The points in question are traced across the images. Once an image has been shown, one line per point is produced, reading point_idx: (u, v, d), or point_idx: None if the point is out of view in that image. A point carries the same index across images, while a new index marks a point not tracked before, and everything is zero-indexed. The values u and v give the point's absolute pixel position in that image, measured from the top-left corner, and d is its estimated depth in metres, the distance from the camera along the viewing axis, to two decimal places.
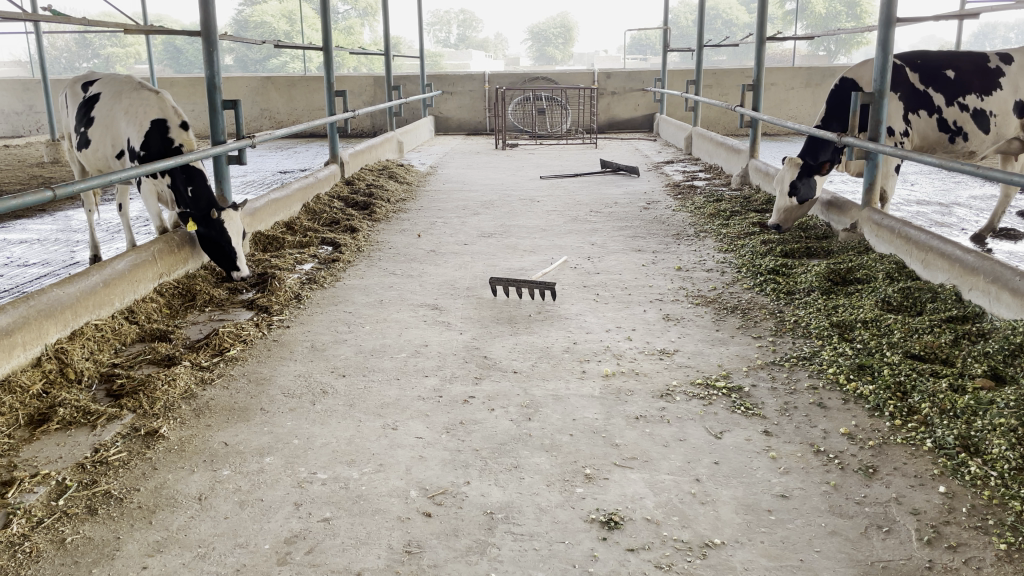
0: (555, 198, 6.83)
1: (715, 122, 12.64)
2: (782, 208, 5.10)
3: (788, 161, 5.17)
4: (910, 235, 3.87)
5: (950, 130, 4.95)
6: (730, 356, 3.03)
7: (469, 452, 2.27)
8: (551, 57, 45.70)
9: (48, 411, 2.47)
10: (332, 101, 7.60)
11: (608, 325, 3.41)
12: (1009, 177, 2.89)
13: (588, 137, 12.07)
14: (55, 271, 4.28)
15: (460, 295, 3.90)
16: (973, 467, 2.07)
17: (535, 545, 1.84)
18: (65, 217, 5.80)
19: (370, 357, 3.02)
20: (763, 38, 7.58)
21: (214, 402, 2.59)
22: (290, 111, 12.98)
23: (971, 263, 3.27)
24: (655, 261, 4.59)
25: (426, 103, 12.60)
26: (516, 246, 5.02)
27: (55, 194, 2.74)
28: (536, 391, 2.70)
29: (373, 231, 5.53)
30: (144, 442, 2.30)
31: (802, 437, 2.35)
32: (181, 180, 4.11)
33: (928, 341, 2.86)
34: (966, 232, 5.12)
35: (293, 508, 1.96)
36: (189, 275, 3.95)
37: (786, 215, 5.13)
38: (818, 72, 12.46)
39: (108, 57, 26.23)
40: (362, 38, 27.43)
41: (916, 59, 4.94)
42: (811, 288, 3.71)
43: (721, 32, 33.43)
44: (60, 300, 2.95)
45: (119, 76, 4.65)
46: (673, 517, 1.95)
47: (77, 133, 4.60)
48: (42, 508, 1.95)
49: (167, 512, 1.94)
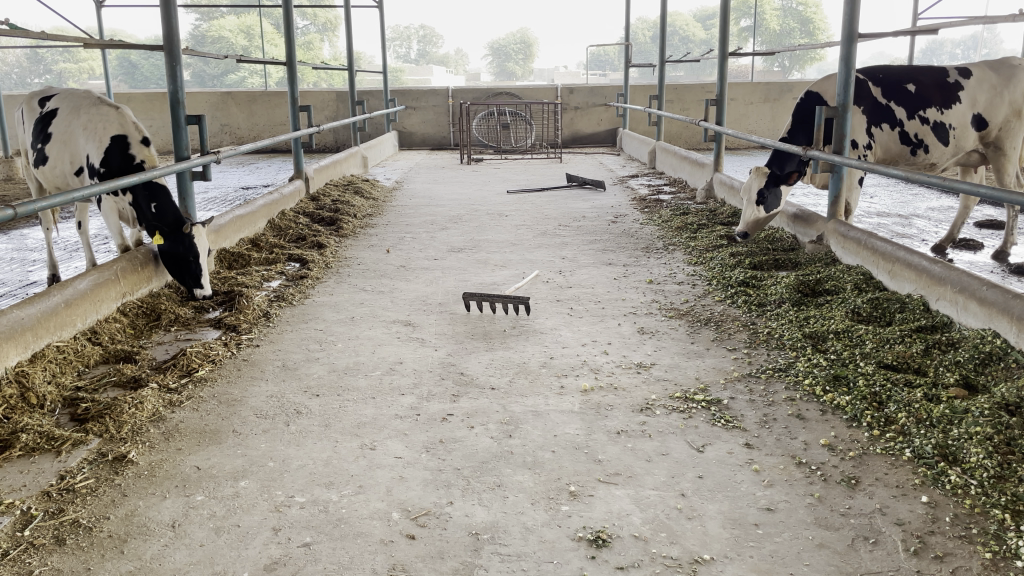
0: (523, 213, 6.83)
1: (676, 137, 12.82)
2: (750, 219, 5.19)
3: (754, 171, 5.24)
4: (875, 247, 3.93)
5: (912, 143, 5.09)
6: (707, 368, 3.04)
7: (450, 471, 2.22)
8: (511, 73, 45.69)
9: (9, 437, 2.35)
10: (297, 115, 7.48)
11: (584, 339, 3.40)
12: (975, 189, 2.92)
13: (552, 151, 12.14)
14: (11, 291, 4.13)
15: (433, 311, 3.85)
16: (952, 477, 2.09)
17: (523, 565, 1.80)
18: (20, 235, 5.61)
19: (344, 375, 2.96)
20: (726, 53, 7.68)
21: (184, 425, 2.50)
22: (251, 127, 12.83)
23: (937, 273, 3.33)
24: (626, 275, 4.60)
25: (389, 118, 12.53)
26: (488, 260, 5.00)
27: (15, 213, 2.65)
28: (515, 407, 2.67)
29: (340, 247, 5.45)
30: (111, 468, 2.21)
31: (783, 449, 2.36)
32: (145, 197, 4.03)
33: (900, 352, 2.90)
34: (927, 243, 5.25)
35: (272, 534, 1.90)
36: (153, 294, 3.84)
37: (753, 224, 5.21)
38: (776, 87, 12.73)
39: (60, 73, 25.76)
40: (321, 54, 27.30)
41: (878, 73, 5.11)
42: (782, 299, 3.75)
43: (679, 48, 34.18)
44: (20, 322, 2.83)
45: (78, 90, 4.52)
46: (660, 533, 1.93)
47: (33, 150, 4.46)
48: (7, 540, 1.85)
49: (139, 541, 1.86)
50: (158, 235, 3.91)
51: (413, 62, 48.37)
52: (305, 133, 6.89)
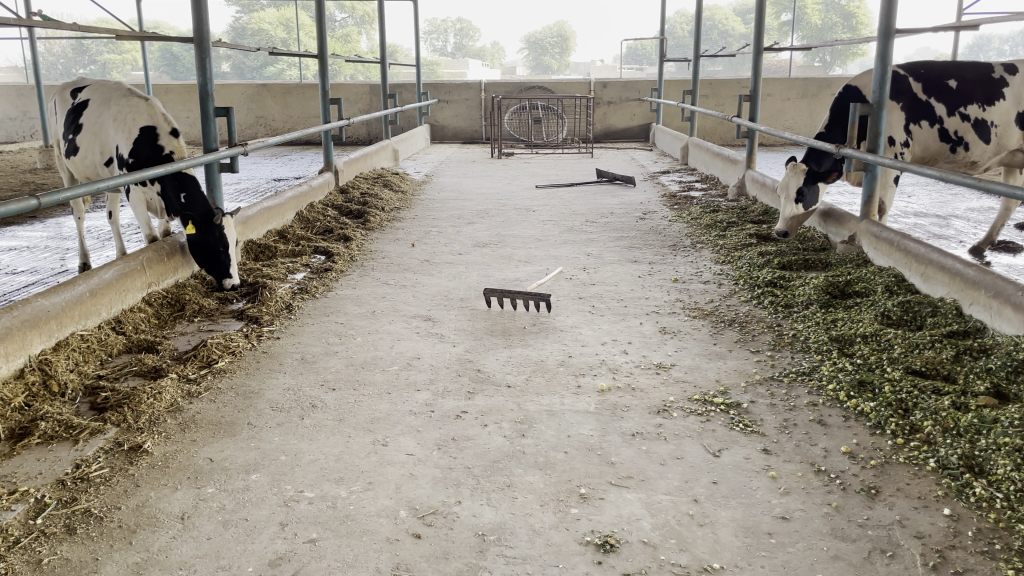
0: (551, 208, 6.79)
1: (711, 132, 12.65)
2: (789, 216, 5.05)
3: (791, 168, 5.12)
4: (909, 248, 3.82)
5: (951, 140, 4.94)
6: (728, 370, 2.98)
7: (460, 470, 2.20)
8: (547, 67, 45.62)
9: (29, 424, 2.40)
10: (328, 107, 7.49)
11: (604, 338, 3.36)
12: (1012, 191, 2.81)
13: (584, 146, 12.06)
14: (44, 278, 4.22)
15: (454, 307, 3.83)
16: (978, 489, 2.02)
17: (528, 569, 1.78)
18: (56, 224, 5.73)
19: (361, 370, 2.96)
20: (761, 47, 7.50)
21: (201, 416, 2.52)
22: (285, 119, 12.95)
23: (972, 277, 3.23)
24: (652, 273, 4.54)
25: (422, 111, 12.57)
26: (512, 255, 4.98)
27: (40, 202, 2.67)
28: (530, 406, 2.64)
29: (366, 240, 5.47)
30: (127, 457, 2.24)
31: (802, 455, 2.30)
32: (174, 187, 4.07)
33: (929, 357, 2.81)
34: (964, 245, 5.10)
35: (279, 528, 1.90)
36: (179, 284, 3.90)
37: (792, 222, 5.08)
38: (814, 82, 12.47)
39: (104, 64, 26.37)
40: (358, 46, 27.46)
41: (919, 69, 4.95)
42: (810, 301, 3.67)
43: (717, 42, 33.81)
44: (45, 310, 2.88)
45: (109, 83, 4.60)
46: (670, 539, 1.89)
47: (65, 140, 4.54)
48: (19, 527, 1.88)
49: (148, 532, 1.88)
50: (190, 224, 3.95)
51: (449, 55, 48.51)
52: (336, 126, 6.92)
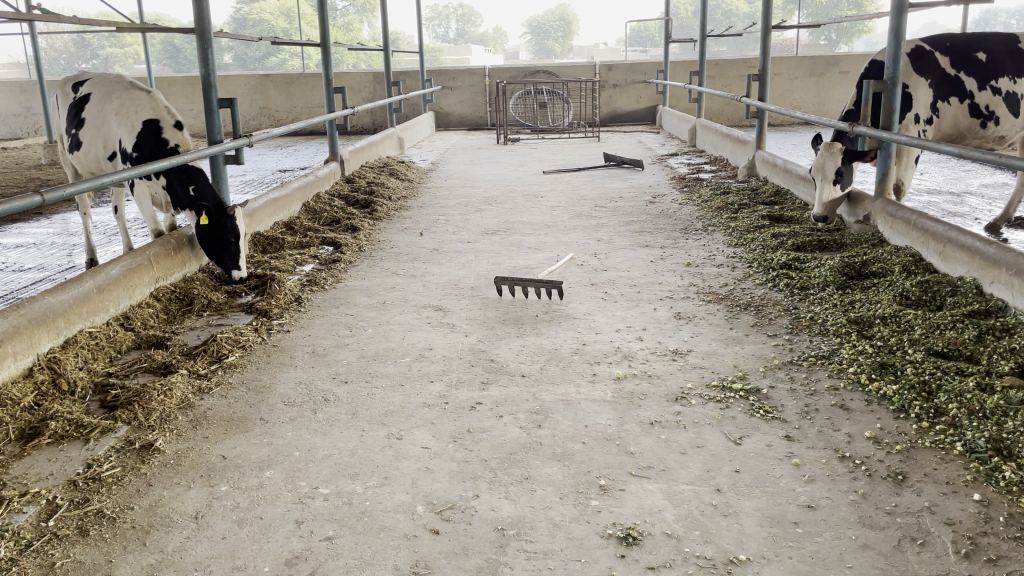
0: (559, 193, 6.72)
1: (718, 113, 12.52)
2: (827, 200, 4.76)
3: (826, 148, 4.78)
4: (925, 227, 3.75)
5: (982, 115, 4.83)
6: (746, 355, 2.92)
7: (477, 463, 2.17)
8: (550, 50, 45.37)
9: (39, 424, 2.37)
10: (333, 96, 7.39)
11: (618, 325, 3.31)
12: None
13: (591, 130, 11.96)
14: (51, 274, 4.20)
15: (464, 296, 3.78)
16: (1007, 473, 1.97)
17: (549, 564, 1.74)
18: (61, 220, 5.71)
19: (373, 362, 2.92)
20: (768, 27, 7.36)
21: (212, 412, 2.49)
22: (289, 109, 12.89)
23: (992, 256, 3.15)
24: (664, 257, 4.48)
25: (426, 99, 12.48)
26: (521, 242, 4.92)
27: (43, 199, 2.62)
28: (546, 396, 2.60)
29: (374, 229, 5.42)
30: (139, 456, 2.21)
31: (826, 441, 2.25)
32: (181, 180, 4.02)
33: (951, 338, 2.75)
34: (980, 222, 5.01)
35: (294, 527, 1.87)
36: (186, 279, 3.86)
37: (830, 206, 4.80)
38: (821, 60, 12.30)
39: (106, 58, 26.39)
40: (360, 35, 27.32)
41: (945, 42, 4.83)
42: (826, 282, 3.61)
43: (722, 21, 33.58)
44: (52, 307, 2.84)
45: (111, 75, 4.55)
46: (694, 531, 1.85)
47: (68, 135, 4.50)
48: (31, 530, 1.85)
49: (162, 533, 1.85)
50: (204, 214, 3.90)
51: (451, 42, 48.34)
52: (341, 116, 6.83)
